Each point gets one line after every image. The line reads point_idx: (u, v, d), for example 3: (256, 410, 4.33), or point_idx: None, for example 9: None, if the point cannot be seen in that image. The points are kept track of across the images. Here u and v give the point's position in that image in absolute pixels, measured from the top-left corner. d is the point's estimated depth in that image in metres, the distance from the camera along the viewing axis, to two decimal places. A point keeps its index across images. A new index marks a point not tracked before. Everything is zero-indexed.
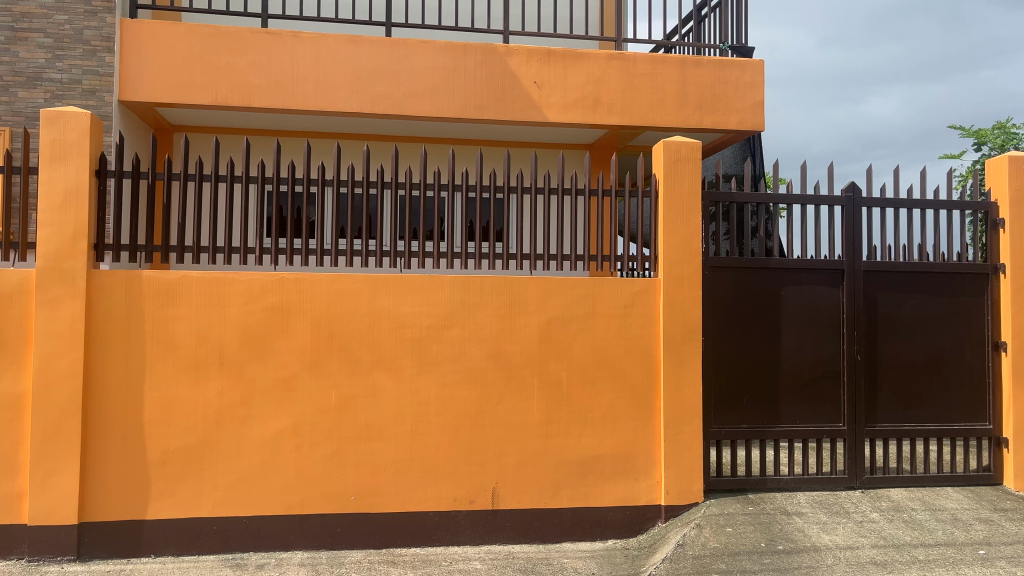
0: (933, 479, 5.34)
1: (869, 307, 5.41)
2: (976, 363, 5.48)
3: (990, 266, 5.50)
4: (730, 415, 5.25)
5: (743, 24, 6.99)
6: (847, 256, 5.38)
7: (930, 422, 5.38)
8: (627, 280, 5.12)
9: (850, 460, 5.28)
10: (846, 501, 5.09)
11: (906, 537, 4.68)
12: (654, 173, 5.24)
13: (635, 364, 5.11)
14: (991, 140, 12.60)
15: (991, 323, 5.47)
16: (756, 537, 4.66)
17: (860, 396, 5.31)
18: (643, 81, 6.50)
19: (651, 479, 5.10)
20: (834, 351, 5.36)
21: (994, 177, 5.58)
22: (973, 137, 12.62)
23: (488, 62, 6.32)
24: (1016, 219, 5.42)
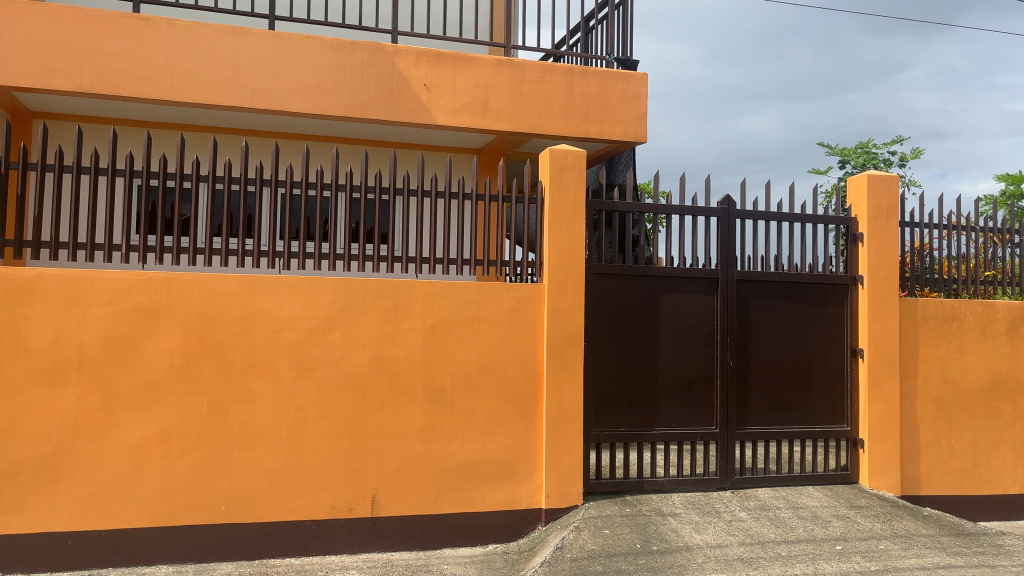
0: (796, 478, 5.62)
1: (741, 315, 5.65)
2: (836, 368, 5.80)
3: (849, 277, 5.84)
4: (610, 418, 5.35)
5: (628, 38, 7.16)
6: (722, 266, 5.60)
7: (794, 425, 5.66)
8: (512, 285, 5.15)
9: (722, 461, 5.49)
10: (717, 500, 5.30)
11: (770, 534, 4.91)
12: (541, 181, 5.29)
13: (519, 369, 5.14)
14: (854, 160, 13.46)
15: (850, 331, 5.81)
16: (633, 538, 4.77)
17: (731, 400, 5.53)
18: (530, 88, 6.56)
19: (531, 482, 5.14)
20: (708, 356, 5.57)
21: (855, 194, 5.94)
22: (839, 156, 13.43)
23: (375, 61, 6.22)
24: (874, 234, 5.79)
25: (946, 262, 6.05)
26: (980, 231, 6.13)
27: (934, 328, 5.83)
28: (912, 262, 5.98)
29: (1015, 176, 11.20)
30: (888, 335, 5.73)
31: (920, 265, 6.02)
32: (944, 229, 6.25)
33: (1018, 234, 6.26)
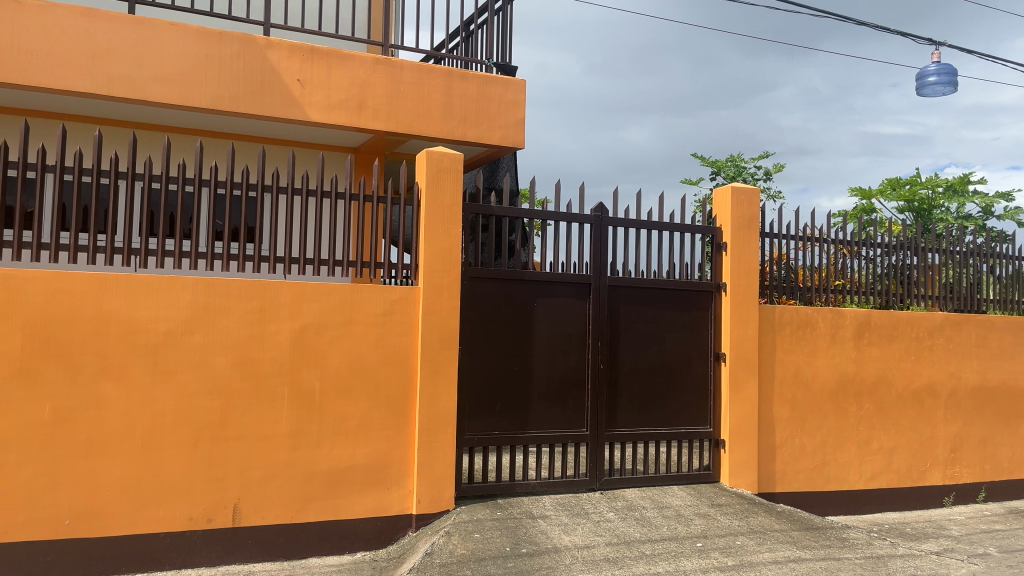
0: (661, 478, 5.81)
1: (612, 319, 5.79)
2: (700, 372, 6.03)
3: (713, 284, 6.10)
4: (483, 422, 5.35)
5: (507, 44, 7.21)
6: (594, 272, 5.72)
7: (661, 427, 5.85)
8: (385, 287, 5.07)
9: (591, 462, 5.60)
10: (586, 502, 5.39)
11: (636, 533, 5.04)
12: (417, 182, 5.24)
13: (391, 373, 5.06)
14: (725, 172, 14.09)
15: (713, 336, 6.06)
16: (502, 541, 4.78)
17: (602, 403, 5.65)
18: (408, 88, 6.50)
19: (402, 488, 5.07)
20: (580, 360, 5.66)
21: (719, 205, 6.21)
22: (711, 167, 14.02)
23: (245, 53, 5.99)
24: (736, 243, 6.06)
25: (801, 271, 6.41)
26: (832, 243, 6.53)
27: (789, 333, 6.17)
28: (770, 271, 6.30)
29: (865, 192, 12.03)
30: (748, 340, 6.01)
31: (778, 274, 6.35)
32: (800, 241, 6.63)
33: (865, 246, 6.71)
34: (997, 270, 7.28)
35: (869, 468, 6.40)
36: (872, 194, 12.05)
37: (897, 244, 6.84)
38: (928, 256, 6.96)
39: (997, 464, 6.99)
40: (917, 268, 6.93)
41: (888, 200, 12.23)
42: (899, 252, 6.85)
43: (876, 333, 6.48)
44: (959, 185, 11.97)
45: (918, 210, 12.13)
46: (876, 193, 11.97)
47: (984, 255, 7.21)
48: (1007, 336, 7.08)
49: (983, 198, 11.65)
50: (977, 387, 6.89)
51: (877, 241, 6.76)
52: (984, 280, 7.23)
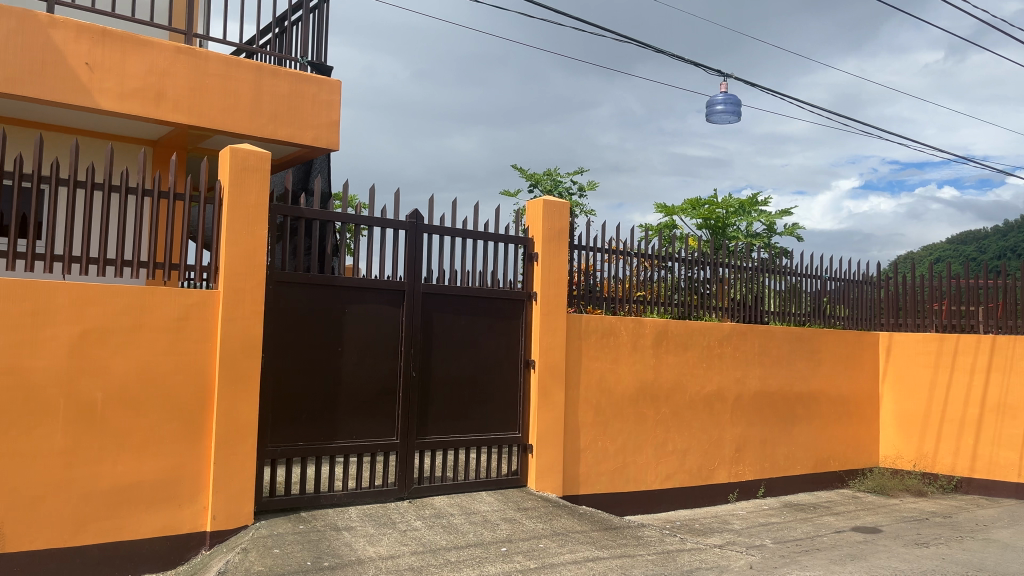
0: (470, 485, 5.86)
1: (425, 327, 5.77)
2: (511, 379, 6.14)
3: (524, 293, 6.23)
4: (287, 432, 5.15)
5: (323, 42, 7.03)
6: (407, 279, 5.68)
7: (471, 433, 5.90)
8: (181, 291, 4.76)
9: (400, 471, 5.55)
10: (394, 511, 5.33)
11: (442, 541, 5.03)
12: (219, 180, 4.96)
13: (185, 382, 4.75)
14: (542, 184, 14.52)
15: (524, 343, 6.20)
16: (303, 555, 4.59)
17: (412, 411, 5.61)
18: (214, 81, 6.17)
19: (196, 504, 4.77)
20: (391, 368, 5.60)
21: (531, 216, 6.37)
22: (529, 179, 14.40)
23: (24, 29, 5.43)
24: (547, 254, 6.24)
25: (607, 282, 6.72)
26: (636, 256, 6.90)
27: (594, 342, 6.45)
28: (579, 281, 6.55)
29: (668, 209, 12.84)
30: (556, 347, 6.21)
31: (585, 284, 6.62)
32: (607, 253, 6.96)
33: (666, 260, 7.14)
34: (778, 284, 8.01)
35: (664, 469, 6.80)
36: (675, 211, 12.89)
37: (694, 259, 7.35)
38: (721, 270, 7.53)
39: (774, 462, 7.66)
40: (711, 282, 7.47)
41: (687, 217, 13.13)
42: (695, 266, 7.36)
43: (673, 342, 6.92)
44: (748, 205, 13.07)
45: (714, 227, 13.11)
46: (678, 210, 12.81)
47: (768, 270, 7.90)
48: (784, 344, 7.80)
49: (768, 217, 12.79)
50: (758, 391, 7.53)
51: (677, 255, 7.22)
52: (767, 294, 7.92)
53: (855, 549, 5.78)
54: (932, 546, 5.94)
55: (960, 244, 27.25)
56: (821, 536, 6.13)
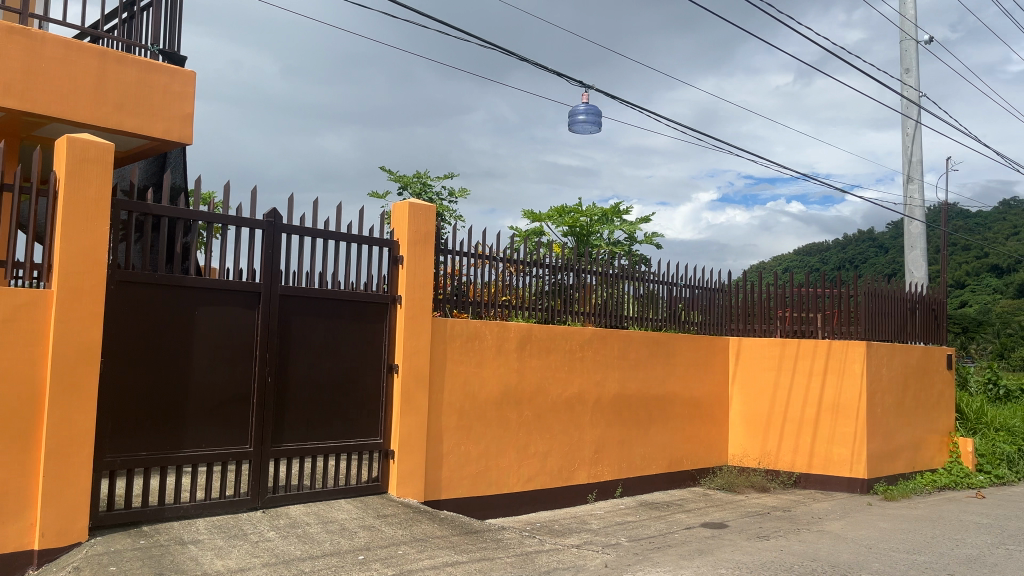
0: (328, 492, 5.71)
1: (283, 331, 5.58)
2: (373, 383, 6.03)
3: (388, 297, 6.14)
4: (128, 441, 4.83)
5: (177, 31, 6.71)
6: (265, 281, 5.48)
7: (331, 440, 5.75)
8: (8, 289, 4.38)
9: (254, 481, 5.34)
10: (245, 522, 5.11)
11: (296, 551, 4.85)
12: (55, 171, 4.61)
13: (11, 388, 4.37)
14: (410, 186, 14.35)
15: (387, 348, 6.10)
16: (143, 571, 4.28)
17: (267, 418, 5.41)
18: (52, 65, 5.76)
19: (22, 521, 4.38)
20: (246, 373, 5.38)
21: (397, 219, 6.29)
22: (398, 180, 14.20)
23: None
24: (412, 257, 6.18)
25: (473, 287, 6.73)
26: (502, 261, 6.96)
27: (458, 346, 6.45)
28: (445, 285, 6.53)
29: (535, 215, 13.06)
30: (420, 351, 6.16)
31: (452, 288, 6.60)
32: (473, 258, 6.98)
33: (533, 266, 7.24)
34: (638, 290, 8.29)
35: (526, 472, 6.88)
36: (542, 217, 13.12)
37: (559, 265, 7.48)
38: (585, 276, 7.71)
39: (631, 462, 7.93)
40: (575, 287, 7.63)
41: (554, 224, 13.40)
42: (561, 272, 7.49)
43: (536, 346, 7.03)
44: (611, 214, 13.51)
45: (578, 235, 13.45)
46: (544, 216, 13.05)
47: (628, 277, 8.17)
48: (641, 348, 8.09)
49: (629, 226, 13.27)
50: (617, 394, 7.77)
51: (544, 261, 7.33)
52: (627, 300, 8.19)
53: (703, 545, 6.06)
54: (772, 539, 6.32)
55: (805, 255, 29.23)
56: (672, 533, 6.39)
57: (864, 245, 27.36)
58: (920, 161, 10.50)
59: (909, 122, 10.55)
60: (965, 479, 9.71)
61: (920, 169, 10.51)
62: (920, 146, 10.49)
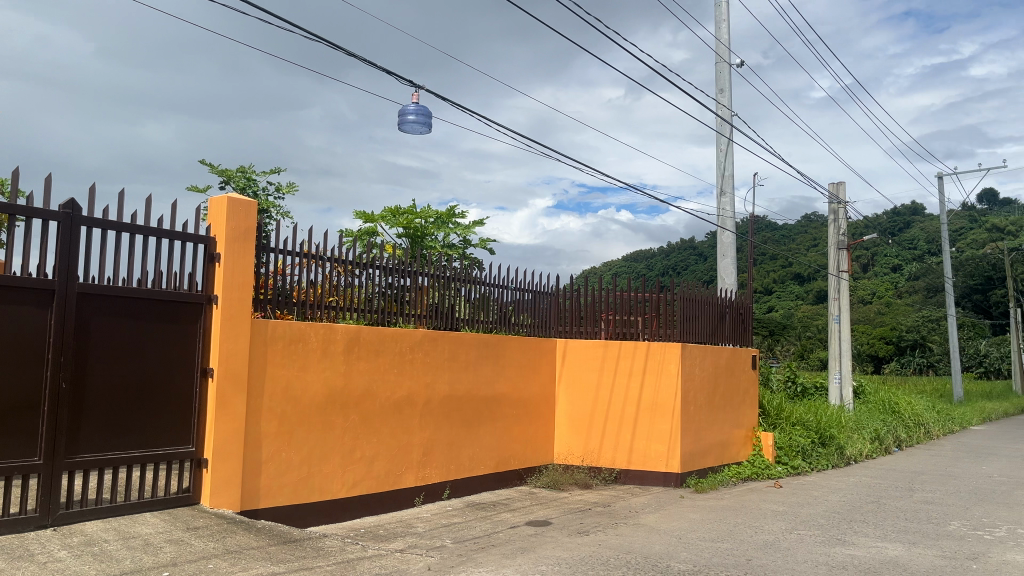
0: (131, 506, 5.32)
1: (80, 332, 5.13)
2: (184, 388, 5.67)
3: (203, 296, 5.81)
4: None
5: None
6: (59, 277, 5.01)
7: (135, 449, 5.35)
8: None
9: (43, 497, 4.87)
10: (32, 543, 4.65)
11: (91, 571, 4.44)
12: None
13: None
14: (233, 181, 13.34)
15: (201, 350, 5.77)
16: None
17: (60, 427, 4.94)
18: None
19: None
20: (36, 379, 4.88)
21: (214, 213, 5.97)
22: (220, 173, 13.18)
23: None
24: (230, 255, 5.89)
25: (298, 287, 6.51)
26: (331, 262, 6.76)
27: (280, 348, 6.22)
28: (268, 285, 6.28)
29: (368, 215, 12.87)
30: (238, 354, 5.88)
31: (275, 289, 6.35)
32: (300, 258, 6.74)
33: (366, 267, 7.09)
34: (471, 293, 8.33)
35: (351, 477, 6.74)
36: (375, 218, 12.94)
37: (393, 267, 7.37)
38: (418, 278, 7.64)
39: (459, 464, 7.96)
40: (408, 289, 7.56)
41: (387, 226, 13.25)
42: (395, 273, 7.39)
43: (363, 348, 6.91)
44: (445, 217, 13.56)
45: (412, 236, 13.38)
46: (378, 217, 12.89)
47: (463, 280, 8.18)
48: (471, 351, 8.16)
49: (463, 229, 13.36)
50: (446, 396, 7.80)
51: (378, 263, 7.19)
52: (460, 302, 8.21)
53: (526, 543, 6.19)
54: (592, 533, 6.56)
55: (632, 261, 30.71)
56: (497, 533, 6.48)
57: (686, 254, 29.14)
58: (732, 175, 11.29)
59: (723, 138, 11.32)
60: (766, 469, 10.54)
61: (732, 183, 11.29)
62: (732, 161, 11.28)
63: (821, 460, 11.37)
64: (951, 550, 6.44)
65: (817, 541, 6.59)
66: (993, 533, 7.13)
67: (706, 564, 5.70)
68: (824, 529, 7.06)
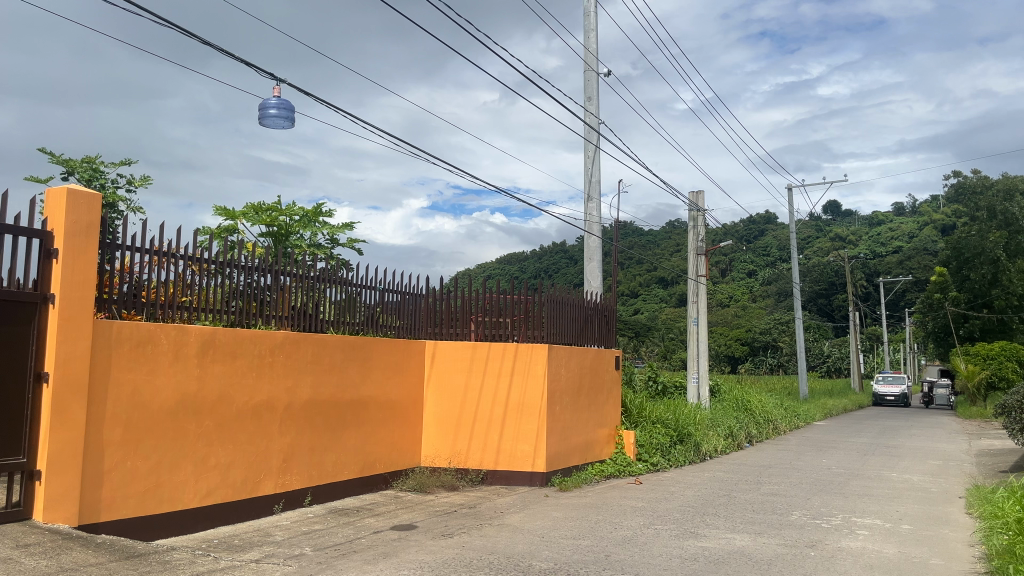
0: None
1: None
2: (15, 394, 5.21)
3: (38, 295, 5.38)
4: None
5: None
6: None
7: None
8: None
9: None
10: None
11: None
12: None
13: None
14: (80, 172, 12.42)
15: (34, 353, 5.33)
16: None
17: None
18: None
19: None
20: None
21: (53, 205, 5.55)
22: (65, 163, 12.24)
23: None
24: (70, 251, 5.50)
25: (147, 286, 6.16)
26: (185, 260, 6.44)
27: (127, 351, 5.87)
28: (113, 284, 5.91)
29: (228, 212, 12.36)
30: (78, 357, 5.50)
31: (120, 288, 5.98)
32: (151, 255, 6.39)
33: (224, 266, 6.80)
34: (338, 295, 8.15)
35: (204, 485, 6.44)
36: (236, 215, 12.46)
37: (255, 266, 7.10)
38: (282, 278, 7.41)
39: (321, 469, 7.77)
40: (270, 289, 7.31)
41: (249, 223, 12.78)
42: (256, 273, 7.13)
43: (218, 351, 6.63)
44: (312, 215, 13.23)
45: (276, 235, 12.96)
46: (239, 214, 12.41)
47: (329, 280, 7.99)
48: (335, 353, 8.00)
49: (330, 229, 13.08)
50: (308, 399, 7.61)
51: (238, 261, 6.91)
52: (325, 303, 8.02)
53: (388, 547, 6.12)
54: (456, 536, 6.56)
55: (505, 263, 31.02)
56: (359, 538, 6.37)
57: (557, 258, 29.74)
58: (599, 181, 11.60)
59: (591, 145, 11.62)
60: (628, 467, 10.88)
61: (598, 189, 11.61)
62: (599, 167, 11.60)
63: (679, 456, 11.87)
64: (792, 539, 6.87)
65: (672, 535, 6.87)
66: (829, 521, 7.67)
67: (566, 562, 5.82)
68: (678, 523, 7.37)
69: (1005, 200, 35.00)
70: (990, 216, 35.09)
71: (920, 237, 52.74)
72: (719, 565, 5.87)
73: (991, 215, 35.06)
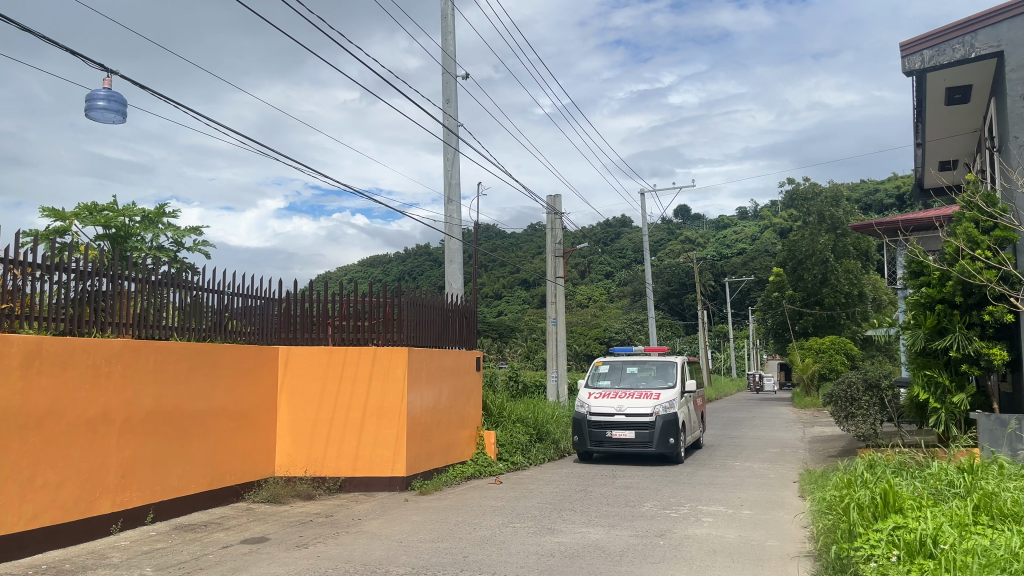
0: None
1: None
2: None
3: None
4: None
5: None
6: None
7: None
8: None
9: None
10: None
11: None
12: None
13: None
14: None
15: None
16: None
17: None
18: None
19: None
20: None
21: None
22: None
23: None
24: None
25: None
26: (4, 262, 5.91)
27: None
28: None
29: (57, 212, 11.52)
30: None
31: None
32: None
33: (51, 270, 6.29)
34: (182, 300, 7.77)
35: (30, 507, 5.95)
36: (67, 215, 11.61)
37: (85, 269, 6.62)
38: (119, 283, 6.98)
39: (165, 484, 7.37)
40: (105, 295, 6.86)
41: (82, 224, 11.95)
42: (89, 277, 6.67)
43: (47, 362, 6.17)
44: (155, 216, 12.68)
45: (113, 235, 12.20)
46: (69, 214, 11.57)
47: (171, 284, 7.61)
48: (179, 360, 7.63)
49: (173, 232, 12.50)
50: (149, 410, 7.21)
51: (67, 265, 6.43)
52: (167, 309, 7.62)
53: (239, 561, 5.88)
54: (311, 546, 6.40)
55: (364, 265, 30.38)
56: (206, 555, 6.09)
57: (420, 262, 29.74)
58: (457, 184, 11.65)
59: (449, 148, 11.65)
60: (489, 467, 11.01)
61: (458, 192, 11.66)
62: (457, 170, 11.65)
63: (538, 454, 12.11)
64: (642, 530, 7.12)
65: (529, 532, 6.99)
66: (677, 510, 8.04)
67: (423, 565, 5.80)
68: (535, 520, 7.50)
69: (832, 206, 37.93)
70: (819, 221, 37.88)
71: (759, 240, 56.12)
72: (572, 559, 6.01)
73: (821, 219, 37.92)
